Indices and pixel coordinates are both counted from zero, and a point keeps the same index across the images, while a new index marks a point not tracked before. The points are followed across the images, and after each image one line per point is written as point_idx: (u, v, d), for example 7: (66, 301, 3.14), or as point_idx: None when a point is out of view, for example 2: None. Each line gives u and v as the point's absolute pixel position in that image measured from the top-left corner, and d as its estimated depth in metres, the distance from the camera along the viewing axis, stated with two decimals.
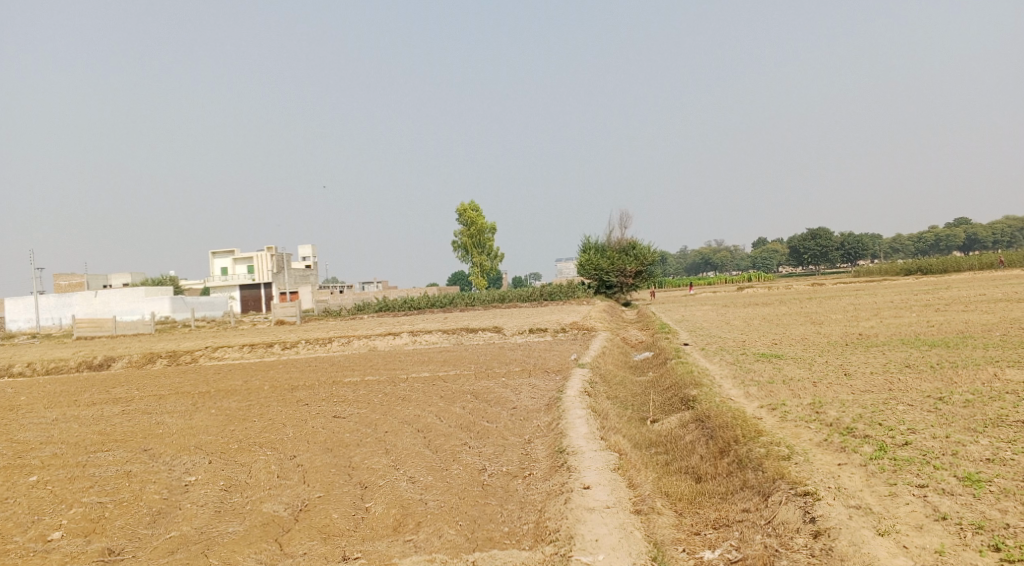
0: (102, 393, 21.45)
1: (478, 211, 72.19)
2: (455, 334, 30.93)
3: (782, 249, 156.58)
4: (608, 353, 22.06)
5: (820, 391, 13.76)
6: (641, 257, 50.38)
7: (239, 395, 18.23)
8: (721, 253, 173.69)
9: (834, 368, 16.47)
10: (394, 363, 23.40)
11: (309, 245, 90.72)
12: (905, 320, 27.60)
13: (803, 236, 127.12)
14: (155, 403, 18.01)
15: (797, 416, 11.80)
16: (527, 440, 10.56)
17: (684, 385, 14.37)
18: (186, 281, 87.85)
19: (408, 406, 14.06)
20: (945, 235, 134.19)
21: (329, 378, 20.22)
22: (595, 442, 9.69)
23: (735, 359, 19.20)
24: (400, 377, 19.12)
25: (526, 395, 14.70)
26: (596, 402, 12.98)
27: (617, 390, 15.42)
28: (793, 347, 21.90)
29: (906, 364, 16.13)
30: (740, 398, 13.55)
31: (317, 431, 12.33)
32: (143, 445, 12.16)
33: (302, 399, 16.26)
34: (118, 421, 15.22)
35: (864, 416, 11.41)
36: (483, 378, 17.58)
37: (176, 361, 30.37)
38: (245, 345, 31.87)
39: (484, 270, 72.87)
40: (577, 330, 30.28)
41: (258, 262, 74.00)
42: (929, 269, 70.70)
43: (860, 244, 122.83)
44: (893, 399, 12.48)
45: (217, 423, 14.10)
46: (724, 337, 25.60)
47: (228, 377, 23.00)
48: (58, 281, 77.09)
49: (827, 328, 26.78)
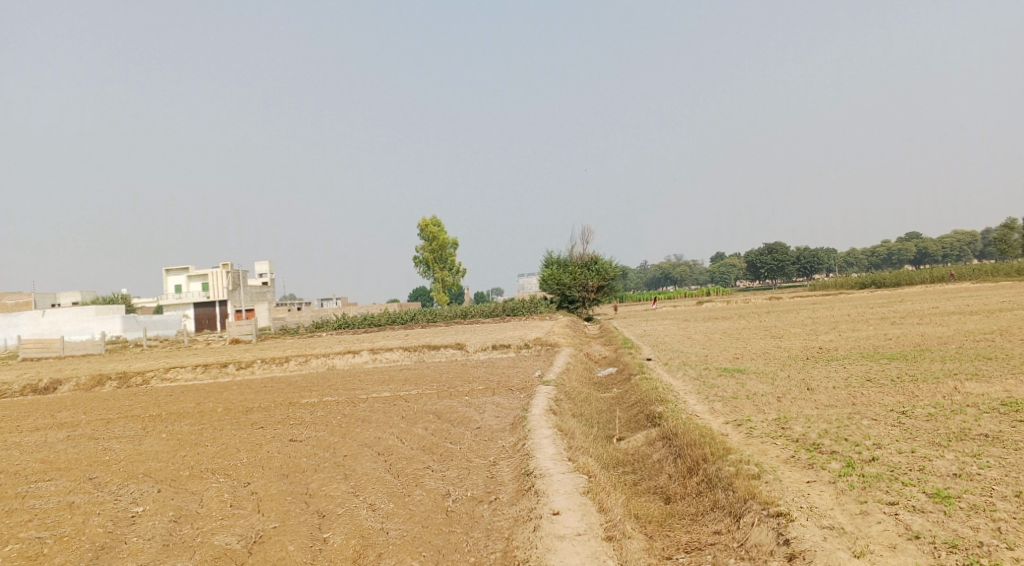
0: (47, 418, 20.54)
1: (440, 227, 71.80)
2: (416, 352, 30.48)
3: (740, 263, 159.02)
4: (572, 369, 21.89)
5: (785, 406, 13.75)
6: (602, 271, 50.54)
7: (192, 418, 17.58)
8: (680, 267, 175.71)
9: (797, 383, 16.52)
10: (355, 382, 22.91)
11: (267, 262, 89.22)
12: (862, 333, 28.00)
13: (760, 251, 129.34)
14: (103, 428, 17.27)
15: (763, 432, 11.74)
16: (491, 462, 10.28)
17: (650, 402, 14.25)
18: (139, 299, 85.58)
19: (369, 428, 13.65)
20: (896, 249, 137.76)
21: (287, 399, 19.65)
22: (562, 463, 9.46)
23: (698, 374, 19.18)
24: (360, 396, 18.66)
25: (490, 414, 14.43)
26: (562, 421, 12.75)
27: (582, 407, 15.22)
28: (755, 361, 21.99)
29: (867, 378, 16.24)
30: (706, 414, 13.46)
31: (273, 456, 11.86)
32: (88, 474, 11.53)
33: (258, 422, 15.71)
34: (62, 448, 14.50)
35: (830, 431, 11.39)
36: (446, 397, 17.23)
37: (127, 383, 29.33)
38: (200, 365, 30.97)
39: (446, 286, 72.43)
40: (541, 346, 30.09)
41: (214, 280, 72.44)
42: (882, 282, 72.32)
43: (815, 258, 125.38)
44: (857, 413, 12.51)
45: (168, 448, 13.52)
46: (686, 351, 25.64)
47: (182, 399, 22.23)
48: (4, 300, 74.45)
49: (788, 342, 27.02)
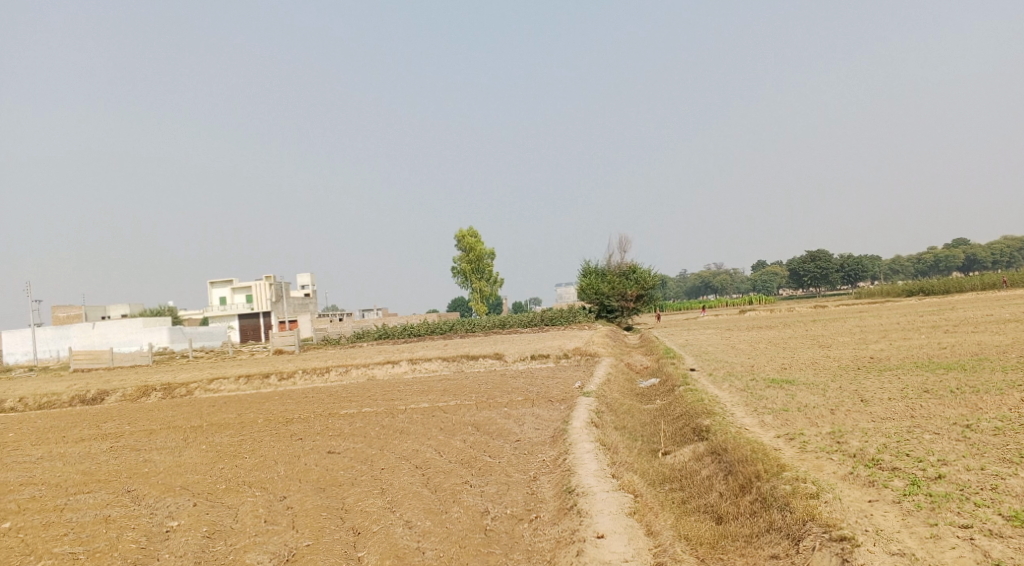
0: (91, 429, 20.74)
1: (478, 237, 71.80)
2: (455, 362, 30.25)
3: (782, 271, 156.00)
4: (613, 380, 21.41)
5: (839, 419, 13.09)
6: (641, 280, 49.90)
7: (232, 430, 17.52)
8: (721, 276, 173.12)
9: (850, 394, 15.78)
10: (394, 393, 22.75)
11: (308, 274, 90.27)
12: (915, 342, 26.93)
13: (803, 258, 126.77)
14: (145, 439, 17.31)
15: (817, 446, 11.18)
16: (532, 478, 9.89)
17: (696, 415, 13.74)
18: (185, 311, 87.26)
19: (406, 440, 13.37)
20: (945, 255, 133.82)
21: (325, 410, 19.51)
22: (606, 480, 9.03)
23: (745, 385, 18.53)
24: (398, 407, 18.41)
25: (530, 427, 14.04)
26: (604, 435, 12.31)
27: (625, 420, 14.76)
28: (804, 371, 21.24)
29: (925, 389, 15.44)
30: (756, 427, 12.90)
31: (310, 469, 11.64)
32: (126, 486, 11.45)
33: (296, 433, 15.57)
34: (103, 459, 14.50)
35: (889, 445, 10.78)
36: (485, 408, 16.89)
37: (171, 394, 29.61)
38: (242, 376, 31.20)
39: (484, 296, 72.31)
40: (581, 356, 29.61)
41: (257, 291, 73.41)
42: (931, 289, 70.07)
43: (860, 265, 122.43)
44: (918, 426, 11.84)
45: (207, 460, 13.43)
46: (730, 361, 24.94)
47: (223, 410, 22.29)
48: (56, 312, 76.53)
49: (836, 351, 26.10)
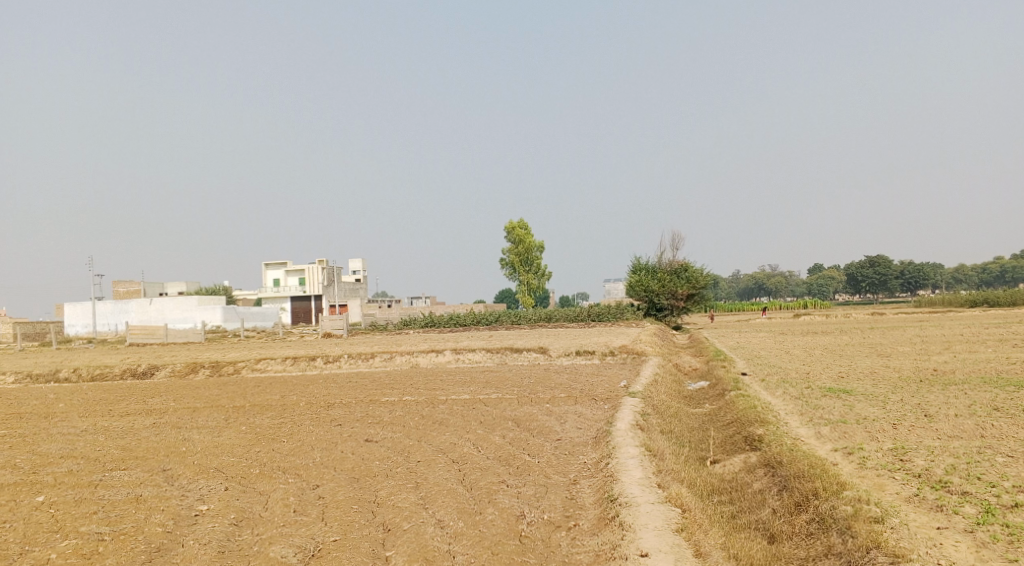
0: (138, 403, 21.03)
1: (528, 230, 71.36)
2: (499, 354, 29.93)
3: (839, 276, 151.72)
4: (660, 381, 20.79)
5: (901, 435, 12.29)
6: (693, 280, 48.74)
7: (272, 412, 17.48)
8: (775, 278, 169.44)
9: (912, 408, 14.88)
10: (435, 382, 22.51)
11: (360, 259, 91.16)
12: (981, 355, 25.55)
13: (861, 263, 123.06)
14: (187, 417, 17.40)
15: (877, 463, 10.47)
16: (572, 481, 9.44)
17: (747, 423, 13.09)
18: (239, 292, 89.01)
19: (444, 433, 13.03)
20: (1013, 266, 128.43)
21: (366, 396, 19.34)
22: (651, 491, 8.51)
23: (799, 393, 17.70)
24: (439, 398, 18.13)
25: (572, 426, 13.57)
26: (650, 439, 11.77)
27: (671, 424, 14.18)
28: (861, 381, 20.27)
29: (995, 407, 14.45)
30: (811, 440, 12.19)
31: (345, 457, 11.40)
32: (162, 465, 11.42)
33: (336, 419, 15.40)
34: (145, 435, 14.58)
35: (959, 466, 10.00)
36: (526, 403, 16.48)
37: (219, 372, 30.02)
38: (289, 357, 31.44)
39: (531, 289, 71.86)
40: (627, 353, 28.98)
41: (309, 275, 74.31)
42: (997, 301, 67.21)
43: (921, 273, 118.30)
44: (989, 447, 10.98)
45: (244, 442, 13.35)
46: (784, 367, 24.06)
47: (266, 391, 22.38)
48: (117, 287, 78.92)
49: (896, 362, 24.90)
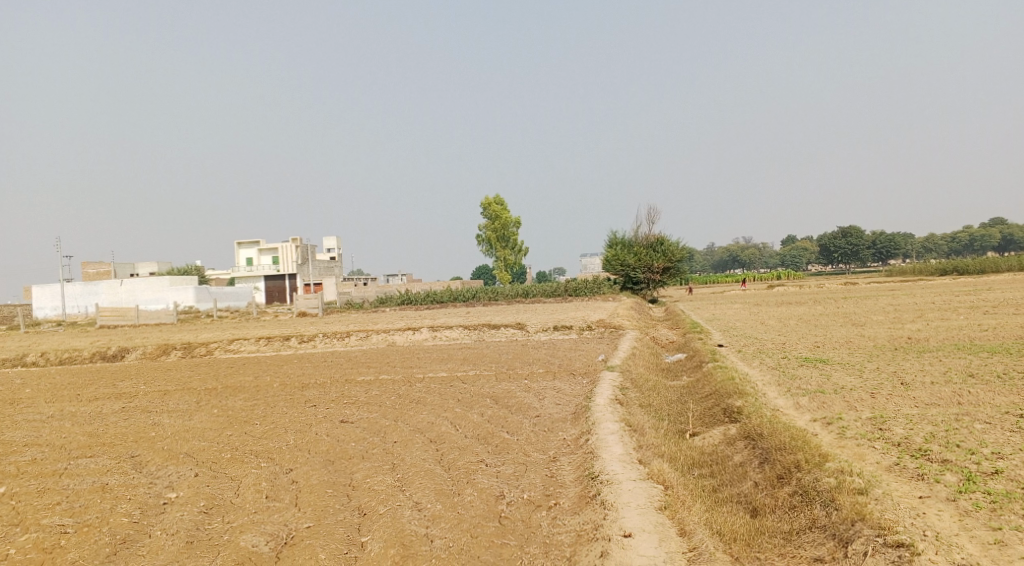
0: (107, 387, 20.52)
1: (503, 205, 70.89)
2: (476, 330, 29.71)
3: (812, 247, 153.14)
4: (638, 354, 20.73)
5: (879, 403, 12.28)
6: (669, 253, 48.76)
7: (245, 393, 17.15)
8: (749, 250, 170.61)
9: (889, 377, 14.92)
10: (412, 360, 22.26)
11: (334, 237, 90.13)
12: (954, 323, 25.81)
13: (834, 234, 124.26)
14: (158, 401, 17.00)
15: (857, 433, 10.44)
16: (551, 458, 9.29)
17: (726, 395, 13.02)
18: (211, 271, 87.69)
19: (421, 412, 12.80)
20: (981, 234, 130.52)
21: (341, 376, 19.03)
22: (632, 467, 8.36)
23: (776, 364, 17.71)
24: (415, 376, 17.88)
25: (550, 402, 13.42)
26: (630, 414, 11.65)
27: (650, 398, 14.08)
28: (837, 351, 20.33)
29: (970, 374, 14.53)
30: (790, 410, 12.16)
31: (319, 439, 11.13)
32: (130, 452, 11.08)
33: (310, 400, 15.11)
34: (114, 420, 14.20)
35: (937, 434, 9.99)
36: (504, 380, 16.29)
37: (191, 353, 29.49)
38: (263, 337, 30.95)
39: (508, 264, 71.58)
40: (604, 327, 28.93)
41: (283, 254, 73.34)
42: (966, 269, 68.25)
43: (892, 243, 119.78)
44: (966, 414, 11.00)
45: (216, 425, 13.04)
46: (761, 338, 24.13)
47: (240, 372, 21.96)
48: (86, 269, 77.35)
49: (871, 331, 25.07)
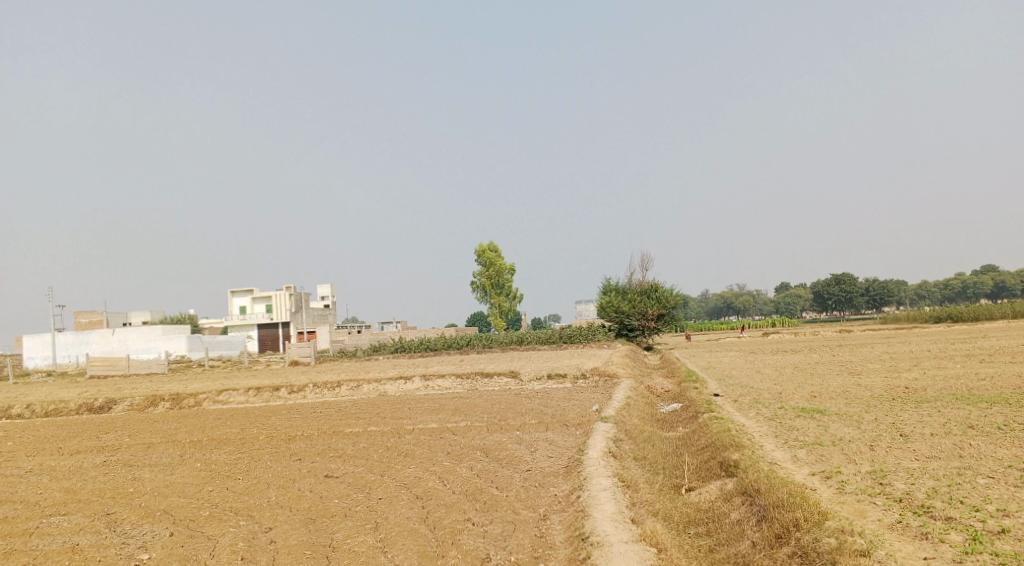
0: (91, 440, 20.02)
1: (498, 253, 71.06)
2: (469, 379, 29.33)
3: (806, 294, 153.38)
4: (632, 404, 20.38)
5: (879, 456, 11.98)
6: (663, 300, 48.68)
7: (230, 446, 16.71)
8: (744, 297, 170.80)
9: (887, 428, 14.63)
10: (403, 410, 21.85)
11: (328, 284, 89.92)
12: (951, 372, 25.54)
13: (828, 281, 124.54)
14: (140, 454, 16.54)
15: (857, 488, 10.14)
16: (541, 516, 8.96)
17: (722, 447, 12.71)
18: (205, 320, 87.13)
19: (409, 466, 12.44)
20: (974, 282, 131.00)
21: (330, 427, 18.61)
22: (624, 527, 8.04)
23: (772, 414, 17.41)
24: (405, 427, 17.50)
25: (542, 454, 13.08)
26: (623, 468, 11.33)
27: (645, 450, 13.75)
28: (834, 400, 20.04)
29: (970, 425, 14.26)
30: (787, 463, 11.85)
31: (302, 496, 10.76)
32: (106, 509, 10.69)
33: (295, 453, 14.71)
34: (93, 475, 13.78)
35: (940, 490, 9.69)
36: (495, 431, 15.94)
37: (179, 404, 28.97)
38: (252, 387, 30.47)
39: (503, 312, 71.34)
40: (599, 376, 28.62)
41: (276, 302, 73.03)
42: (960, 316, 68.21)
43: (885, 290, 120.02)
44: (968, 468, 10.71)
45: (197, 480, 12.64)
46: (756, 387, 23.84)
47: (227, 424, 21.50)
48: (79, 318, 76.82)
49: (868, 380, 24.78)
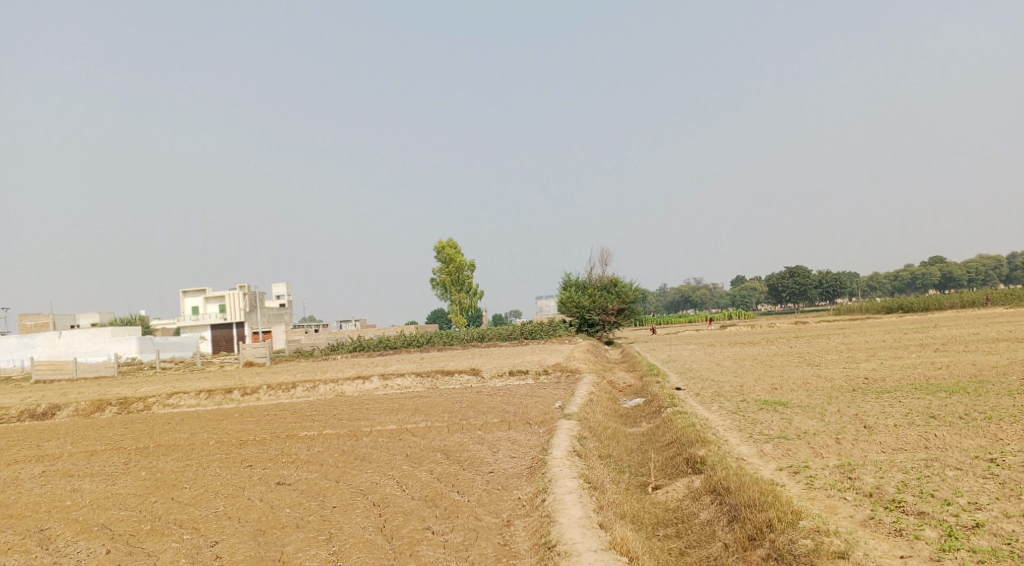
0: (30, 449, 18.96)
1: (457, 249, 70.41)
2: (429, 378, 28.76)
3: (761, 286, 155.87)
4: (595, 400, 20.12)
5: (846, 449, 11.82)
6: (623, 294, 48.71)
7: (178, 453, 15.93)
8: (701, 291, 172.88)
9: (851, 419, 14.54)
10: (361, 411, 21.23)
11: (284, 283, 88.17)
12: (906, 361, 25.86)
13: (782, 274, 126.59)
14: (82, 463, 15.65)
15: (826, 482, 9.94)
16: (504, 522, 8.54)
17: (687, 443, 12.44)
18: (156, 321, 84.75)
19: (366, 471, 11.91)
20: (922, 273, 134.49)
21: (284, 431, 17.91)
22: (592, 534, 7.68)
23: (735, 407, 17.27)
24: (362, 429, 16.87)
25: (505, 455, 12.65)
26: (589, 468, 10.97)
27: (609, 447, 13.43)
28: (795, 392, 20.03)
29: (932, 415, 14.25)
30: (754, 458, 11.61)
31: (252, 505, 10.18)
32: (39, 525, 9.93)
33: (247, 459, 14.04)
34: (27, 488, 12.91)
35: (910, 483, 9.52)
36: (456, 431, 15.45)
37: (127, 409, 27.83)
38: (204, 390, 29.41)
39: (463, 308, 70.77)
40: (560, 371, 28.31)
41: (231, 301, 71.28)
42: (911, 307, 69.80)
43: (838, 282, 122.43)
44: (936, 460, 10.58)
45: (140, 490, 11.90)
46: (718, 380, 23.78)
47: (177, 429, 20.61)
48: (23, 321, 73.96)
49: (827, 370, 24.92)
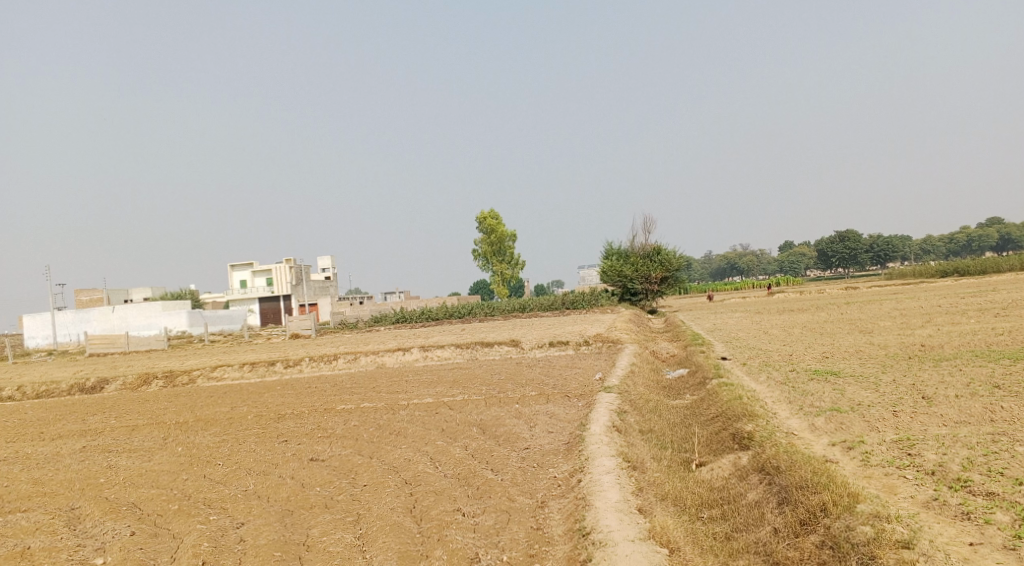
0: (77, 423, 19.22)
1: (499, 219, 69.76)
2: (469, 349, 28.49)
3: (809, 252, 152.05)
4: (637, 371, 19.57)
5: (904, 423, 11.08)
6: (666, 263, 47.63)
7: (217, 428, 15.90)
8: (748, 257, 169.48)
9: (908, 390, 13.72)
10: (400, 383, 21.03)
11: (328, 256, 89.03)
12: (965, 327, 24.62)
13: (831, 239, 122.99)
14: (123, 438, 15.74)
15: (882, 459, 9.30)
16: (539, 504, 8.15)
17: (733, 417, 11.84)
18: (206, 296, 86.54)
19: (400, 446, 11.63)
20: (979, 235, 129.47)
21: (323, 404, 17.78)
22: (631, 520, 7.24)
23: (784, 377, 16.56)
24: (400, 403, 16.62)
25: (542, 430, 12.23)
26: (629, 446, 10.47)
27: (651, 422, 12.89)
28: (848, 361, 19.14)
29: (996, 385, 13.36)
30: (804, 433, 10.99)
31: (282, 483, 9.95)
32: (71, 503, 9.87)
33: (282, 434, 13.87)
34: (66, 464, 12.97)
35: (976, 461, 8.80)
36: (493, 405, 15.07)
37: (173, 382, 28.21)
38: (248, 363, 29.61)
39: (505, 279, 70.45)
40: (602, 341, 27.79)
41: (277, 275, 72.16)
42: (967, 270, 67.22)
43: (890, 246, 118.51)
44: (1004, 435, 9.80)
45: (174, 467, 11.82)
46: (766, 349, 22.99)
47: (219, 402, 20.71)
48: (79, 297, 76.13)
49: (880, 338, 23.87)
